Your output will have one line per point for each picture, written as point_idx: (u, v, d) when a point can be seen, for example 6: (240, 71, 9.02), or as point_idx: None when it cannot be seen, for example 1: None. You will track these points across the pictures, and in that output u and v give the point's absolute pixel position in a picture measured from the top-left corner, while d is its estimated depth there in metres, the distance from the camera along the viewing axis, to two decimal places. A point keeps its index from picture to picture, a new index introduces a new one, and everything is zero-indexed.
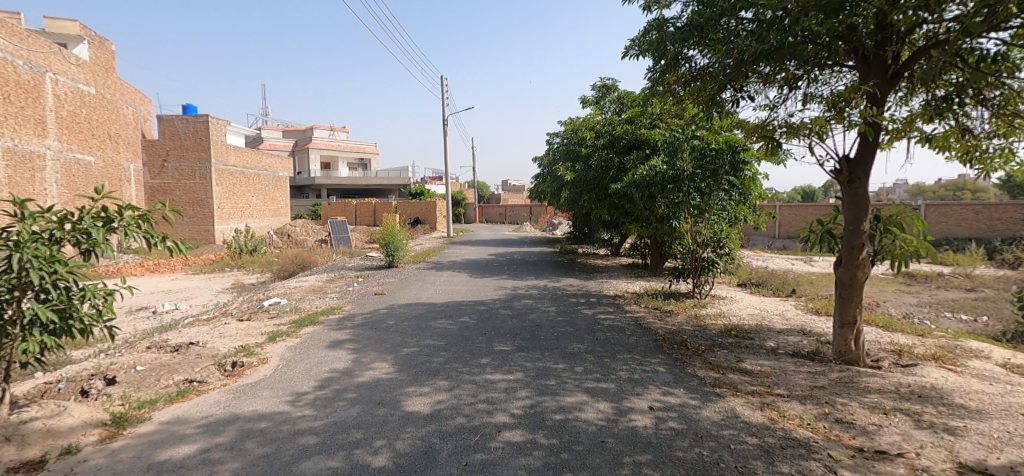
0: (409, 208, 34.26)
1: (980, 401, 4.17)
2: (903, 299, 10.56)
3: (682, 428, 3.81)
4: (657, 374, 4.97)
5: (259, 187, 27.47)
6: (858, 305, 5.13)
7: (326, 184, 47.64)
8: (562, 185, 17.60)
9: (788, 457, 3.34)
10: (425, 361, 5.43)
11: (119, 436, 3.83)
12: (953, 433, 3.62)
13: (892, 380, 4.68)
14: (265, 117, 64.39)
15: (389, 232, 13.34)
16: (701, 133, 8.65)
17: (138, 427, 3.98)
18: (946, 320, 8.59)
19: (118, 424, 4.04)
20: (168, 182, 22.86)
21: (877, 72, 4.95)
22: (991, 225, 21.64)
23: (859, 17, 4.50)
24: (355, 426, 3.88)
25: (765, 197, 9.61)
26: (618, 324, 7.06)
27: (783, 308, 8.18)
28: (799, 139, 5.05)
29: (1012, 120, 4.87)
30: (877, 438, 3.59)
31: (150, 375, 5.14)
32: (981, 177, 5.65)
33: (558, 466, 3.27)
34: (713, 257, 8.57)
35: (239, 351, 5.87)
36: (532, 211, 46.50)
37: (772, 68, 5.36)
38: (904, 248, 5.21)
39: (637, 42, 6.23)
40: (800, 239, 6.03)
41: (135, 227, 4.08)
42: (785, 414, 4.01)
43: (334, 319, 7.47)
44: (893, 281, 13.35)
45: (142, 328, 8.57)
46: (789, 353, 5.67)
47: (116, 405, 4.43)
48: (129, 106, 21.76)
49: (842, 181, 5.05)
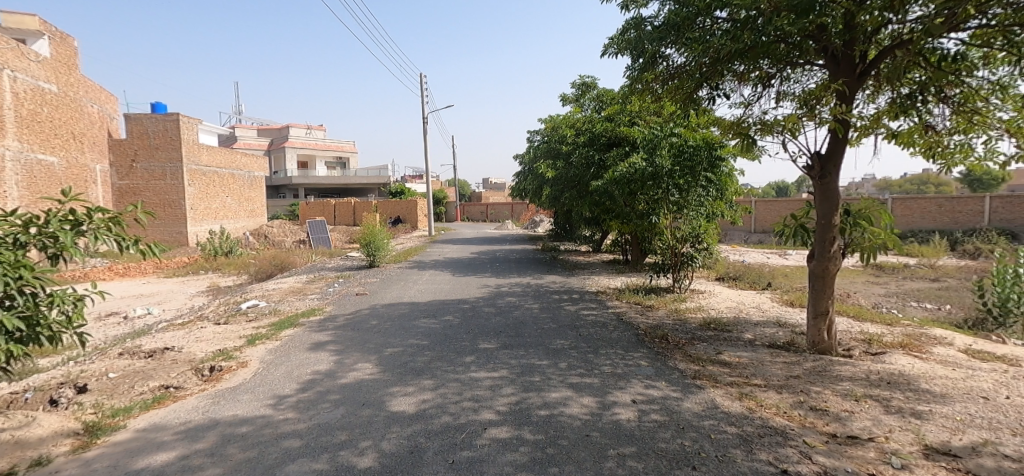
0: (388, 207, 34.02)
1: (945, 385, 4.38)
2: (872, 290, 10.94)
3: (665, 420, 3.92)
4: (639, 368, 5.09)
5: (234, 187, 26.99)
6: (830, 296, 5.31)
7: (303, 183, 47.20)
8: (542, 182, 17.64)
9: (766, 445, 3.47)
10: (409, 361, 5.45)
11: (93, 446, 3.78)
12: (920, 417, 3.80)
13: (863, 368, 4.86)
14: (239, 117, 63.61)
15: (370, 232, 13.24)
16: (678, 129, 8.85)
17: (113, 435, 3.94)
18: (913, 309, 8.93)
19: (91, 433, 3.99)
20: (138, 183, 22.32)
21: (845, 71, 5.12)
22: (953, 217, 22.39)
23: (829, 18, 4.67)
24: (339, 427, 3.90)
25: (742, 192, 9.68)
26: (600, 319, 7.16)
27: (760, 301, 8.39)
28: (772, 135, 5.23)
29: (971, 117, 5.07)
30: (849, 424, 3.76)
31: (123, 383, 5.06)
32: (943, 172, 5.85)
33: (545, 461, 3.35)
34: (692, 251, 8.67)
35: (217, 356, 5.82)
36: (514, 210, 46.71)
37: (746, 67, 5.54)
38: (873, 241, 5.36)
39: (616, 40, 6.32)
40: (775, 232, 6.21)
41: (105, 230, 4.02)
42: (763, 403, 4.16)
43: (315, 321, 7.42)
44: (864, 273, 13.79)
45: (113, 334, 8.37)
46: (767, 345, 5.84)
47: (88, 414, 4.36)
48: (94, 104, 21.10)
49: (814, 176, 5.21)
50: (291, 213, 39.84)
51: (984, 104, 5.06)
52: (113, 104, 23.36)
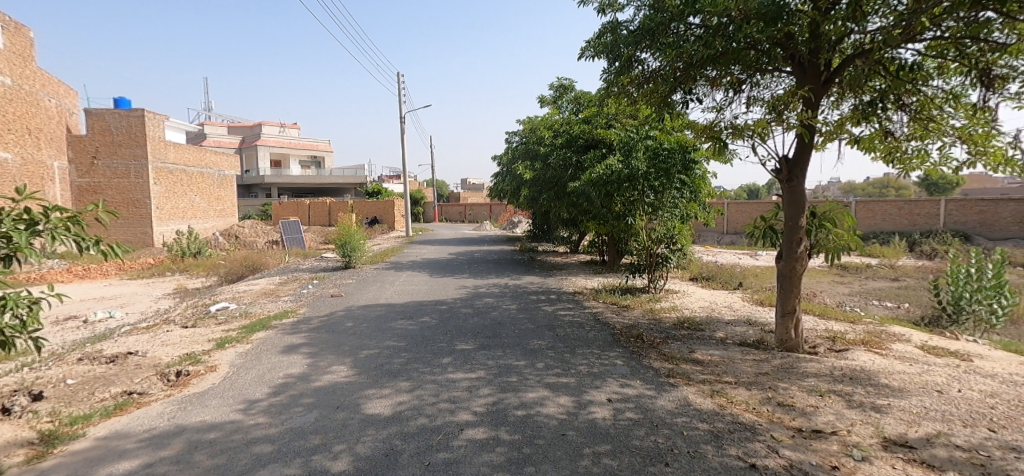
0: (365, 207, 33.75)
1: (903, 380, 4.58)
2: (836, 289, 11.33)
3: (639, 417, 4.02)
4: (615, 367, 5.20)
5: (202, 186, 26.35)
6: (797, 296, 5.50)
7: (277, 182, 46.45)
8: (520, 184, 17.70)
9: (736, 440, 3.59)
10: (385, 363, 5.46)
11: (49, 455, 3.70)
12: (879, 410, 3.98)
13: (827, 365, 5.05)
14: (207, 114, 62.13)
15: (345, 232, 13.12)
16: (654, 132, 9.08)
17: (71, 444, 3.86)
18: (874, 307, 9.29)
19: (48, 442, 3.90)
20: (99, 182, 21.67)
21: (812, 77, 5.30)
22: (911, 219, 23.24)
23: (795, 26, 4.84)
24: (312, 431, 3.90)
25: (715, 193, 9.89)
26: (577, 319, 7.27)
27: (731, 300, 8.62)
28: (743, 140, 5.38)
29: (927, 124, 5.31)
30: (814, 418, 3.91)
31: (82, 389, 4.95)
32: (901, 176, 6.11)
33: (521, 461, 3.41)
34: (666, 253, 8.94)
35: (184, 360, 5.73)
36: (492, 211, 46.81)
37: (719, 72, 5.70)
38: (837, 242, 5.58)
39: (593, 43, 6.42)
40: (746, 234, 6.41)
41: (63, 230, 3.90)
42: (733, 399, 4.29)
43: (288, 323, 7.35)
44: (828, 273, 14.26)
45: (72, 339, 8.14)
46: (737, 343, 6.01)
47: (45, 422, 4.25)
48: (51, 98, 20.32)
49: (782, 179, 5.38)
50: (264, 213, 39.12)
51: (939, 112, 5.30)
52: (72, 98, 22.58)
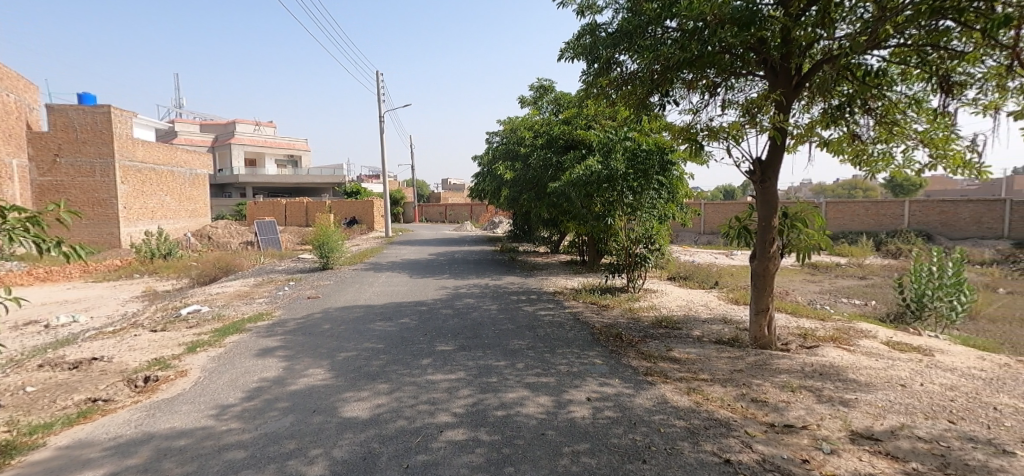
0: (343, 208, 33.41)
1: (869, 375, 4.75)
2: (807, 287, 11.63)
3: (617, 416, 4.09)
4: (595, 366, 5.27)
5: (173, 185, 25.75)
6: (770, 294, 5.64)
7: (252, 182, 45.66)
8: (501, 184, 17.72)
9: (711, 436, 3.69)
10: (363, 365, 5.45)
11: (7, 466, 3.61)
12: (848, 405, 4.12)
13: (799, 361, 5.20)
14: (178, 111, 60.68)
15: (323, 233, 12.97)
16: (632, 133, 9.12)
17: (30, 454, 3.77)
18: (843, 304, 9.57)
19: (6, 452, 3.79)
20: (61, 180, 21.03)
21: (783, 82, 5.45)
22: (877, 220, 23.93)
23: (767, 31, 4.97)
24: (288, 436, 3.88)
25: (691, 194, 10.05)
26: (557, 319, 7.33)
27: (708, 299, 8.79)
28: (718, 142, 5.50)
29: (891, 128, 5.50)
30: (785, 413, 4.03)
31: (43, 397, 4.83)
32: (867, 178, 6.32)
33: (500, 461, 3.45)
34: (645, 252, 9.20)
35: (152, 365, 5.63)
36: (472, 211, 46.78)
37: (694, 75, 5.81)
38: (807, 241, 5.74)
39: (572, 45, 6.49)
40: (721, 234, 6.55)
41: (21, 230, 3.71)
42: (708, 396, 4.40)
43: (263, 326, 7.26)
44: (800, 271, 14.62)
45: (33, 345, 7.92)
46: (713, 341, 6.15)
47: (3, 432, 4.14)
48: (9, 93, 19.62)
49: (755, 180, 5.52)
50: (238, 213, 38.42)
51: (903, 116, 5.51)
52: (33, 94, 21.85)
